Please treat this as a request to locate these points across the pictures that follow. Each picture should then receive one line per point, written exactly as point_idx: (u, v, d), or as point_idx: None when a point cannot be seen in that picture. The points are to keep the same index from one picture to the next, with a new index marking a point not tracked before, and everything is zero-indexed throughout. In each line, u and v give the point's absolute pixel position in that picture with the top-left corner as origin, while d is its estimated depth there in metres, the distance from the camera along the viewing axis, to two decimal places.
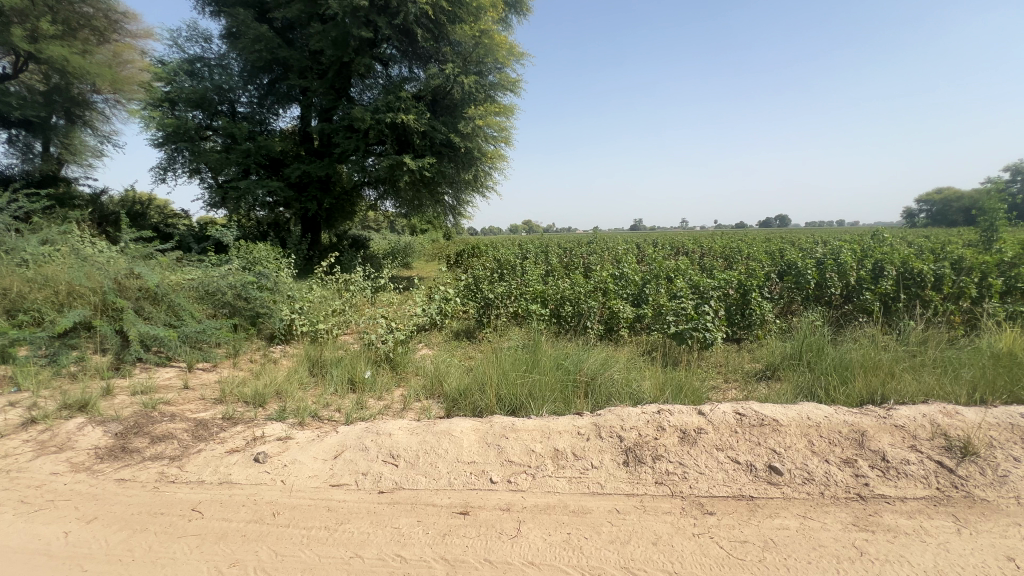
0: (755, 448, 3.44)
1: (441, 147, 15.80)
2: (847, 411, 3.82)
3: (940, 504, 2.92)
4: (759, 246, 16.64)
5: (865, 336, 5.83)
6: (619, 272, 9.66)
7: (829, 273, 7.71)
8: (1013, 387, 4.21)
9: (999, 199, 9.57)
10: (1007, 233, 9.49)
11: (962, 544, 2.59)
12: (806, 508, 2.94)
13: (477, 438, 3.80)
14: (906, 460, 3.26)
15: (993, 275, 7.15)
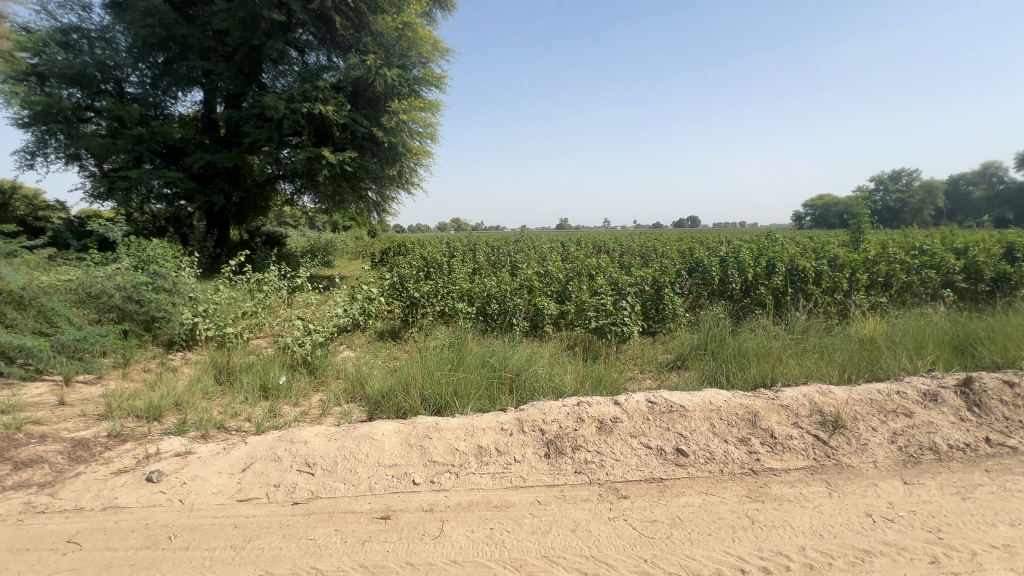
0: (664, 433, 3.70)
1: (363, 141, 15.20)
2: (742, 394, 4.23)
3: (816, 472, 3.33)
4: (672, 245, 17.86)
5: (760, 326, 6.47)
6: (544, 270, 9.91)
7: (731, 270, 8.46)
8: (873, 367, 4.89)
9: (865, 205, 11.04)
10: (871, 235, 10.97)
11: (832, 505, 2.97)
12: (707, 485, 3.21)
13: (400, 440, 3.72)
14: (790, 435, 3.67)
15: (860, 271, 8.25)
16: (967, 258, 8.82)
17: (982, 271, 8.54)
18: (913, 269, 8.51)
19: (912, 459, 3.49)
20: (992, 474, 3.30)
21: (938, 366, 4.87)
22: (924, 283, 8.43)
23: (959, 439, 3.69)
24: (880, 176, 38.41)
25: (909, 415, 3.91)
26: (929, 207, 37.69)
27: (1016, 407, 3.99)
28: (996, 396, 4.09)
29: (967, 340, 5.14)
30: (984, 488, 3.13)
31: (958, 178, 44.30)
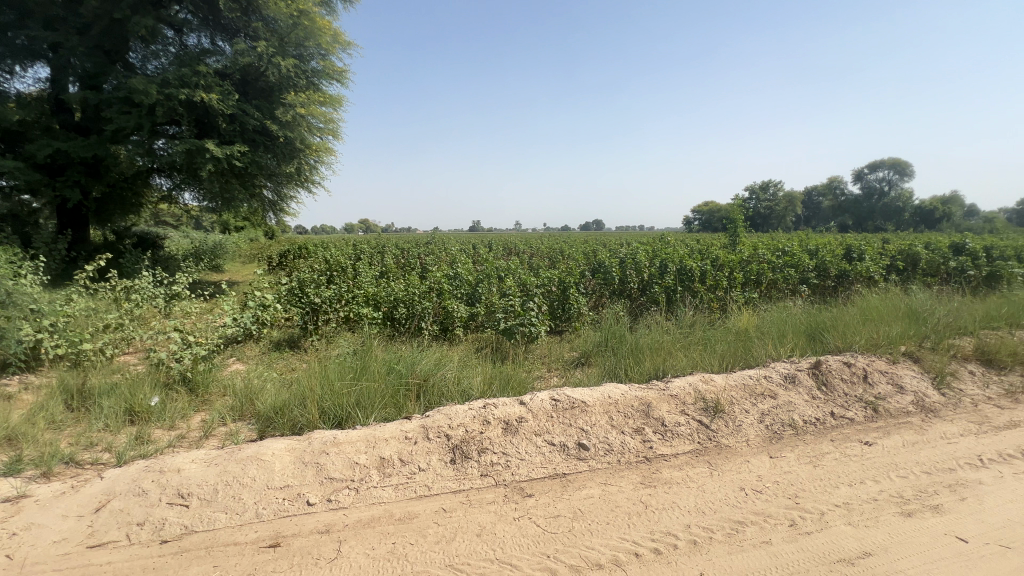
0: (567, 429, 3.83)
1: (254, 135, 13.94)
2: (638, 387, 4.52)
3: (700, 454, 3.65)
4: (578, 247, 18.72)
5: (654, 323, 6.99)
6: (454, 272, 9.82)
7: (629, 270, 9.05)
8: (747, 356, 5.49)
9: (740, 212, 12.43)
10: (745, 238, 12.40)
11: (712, 483, 3.28)
12: (606, 476, 3.38)
13: (292, 458, 3.44)
14: (678, 422, 3.99)
15: (736, 270, 9.26)
16: (818, 258, 10.30)
17: (829, 269, 10.03)
18: (777, 268, 9.75)
19: (776, 435, 3.96)
20: (836, 443, 3.86)
21: (796, 352, 5.61)
22: (786, 280, 9.70)
23: (811, 415, 4.27)
24: (752, 186, 43.65)
25: (774, 397, 4.45)
26: (790, 214, 43.59)
27: (852, 384, 4.73)
28: (839, 376, 4.80)
29: (817, 329, 5.99)
30: (830, 456, 3.65)
31: (811, 190, 51.78)
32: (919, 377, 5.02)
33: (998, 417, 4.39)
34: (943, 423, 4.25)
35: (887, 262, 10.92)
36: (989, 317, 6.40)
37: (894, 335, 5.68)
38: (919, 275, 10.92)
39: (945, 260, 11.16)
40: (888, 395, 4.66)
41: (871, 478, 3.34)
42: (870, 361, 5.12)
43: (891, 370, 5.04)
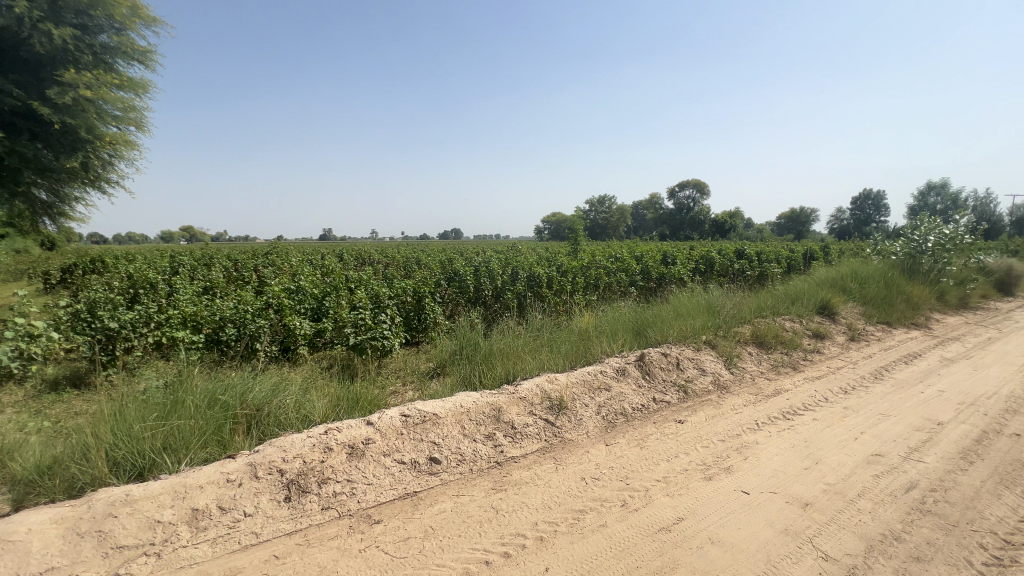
0: (418, 445, 3.72)
1: (13, 117, 10.87)
2: (489, 393, 4.61)
3: (546, 452, 3.86)
4: (435, 256, 18.65)
5: (507, 328, 7.25)
6: (295, 284, 8.89)
7: (483, 278, 9.24)
8: (586, 353, 6.02)
9: (580, 222, 13.68)
10: (585, 246, 13.69)
11: (557, 477, 3.48)
12: (458, 487, 3.35)
13: (62, 530, 2.69)
14: (526, 423, 4.17)
15: (578, 276, 10.14)
16: (642, 264, 11.86)
17: (651, 273, 11.63)
18: (612, 273, 10.95)
19: (611, 424, 4.40)
20: (657, 424, 4.44)
21: (625, 347, 6.34)
22: (619, 283, 10.96)
23: (638, 402, 4.86)
24: (591, 199, 48.69)
25: (608, 389, 4.95)
26: (622, 225, 49.73)
27: (668, 372, 5.50)
28: (658, 365, 5.55)
29: (642, 325, 6.86)
30: (652, 437, 4.17)
31: (638, 205, 59.78)
32: (716, 360, 6.08)
33: (768, 388, 5.54)
34: (732, 397, 5.21)
35: (693, 265, 13.07)
36: (760, 308, 8.08)
37: (698, 327, 6.79)
38: (715, 275, 13.30)
39: (731, 264, 13.81)
40: (694, 377, 5.54)
41: (683, 451, 3.90)
42: (681, 351, 6.03)
43: (696, 356, 6.01)
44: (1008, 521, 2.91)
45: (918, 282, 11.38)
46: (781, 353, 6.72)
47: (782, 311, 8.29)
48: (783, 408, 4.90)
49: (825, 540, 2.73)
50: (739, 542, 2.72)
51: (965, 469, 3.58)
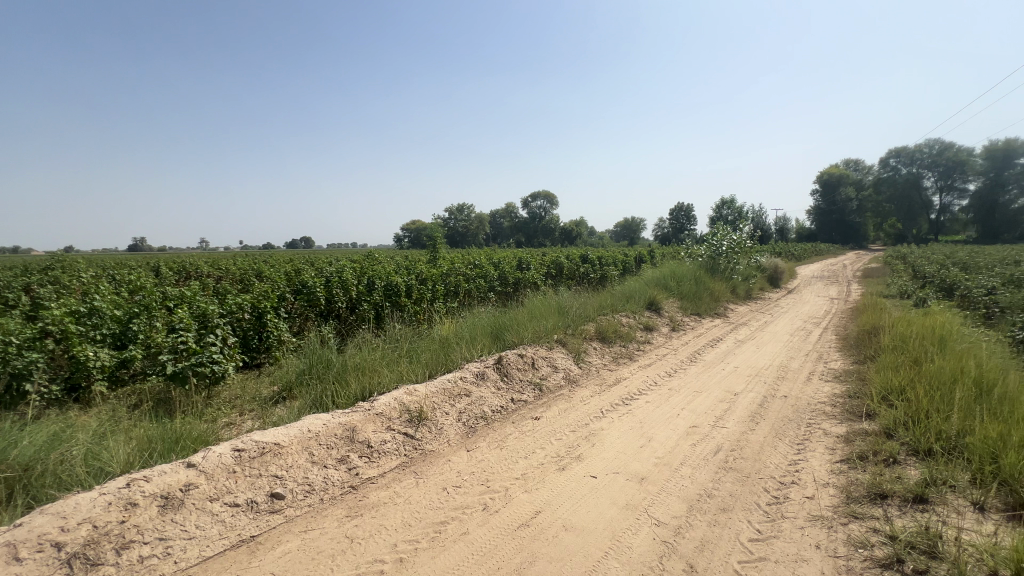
0: (256, 482, 3.26)
1: None
2: (342, 412, 4.27)
3: (406, 467, 3.71)
4: (278, 267, 16.83)
5: (363, 341, 6.84)
6: (83, 303, 7.03)
7: (335, 289, 8.48)
8: (446, 360, 5.99)
9: (437, 230, 13.62)
10: (443, 253, 13.66)
11: (418, 492, 3.36)
12: (307, 521, 3.02)
13: None
14: (384, 439, 3.97)
15: (437, 283, 10.06)
16: (499, 270, 12.29)
17: (508, 278, 12.13)
18: (471, 280, 11.12)
19: (472, 429, 4.43)
20: (515, 424, 4.60)
21: (484, 351, 6.46)
22: (479, 289, 11.20)
23: (498, 404, 4.99)
24: (450, 207, 49.08)
25: (468, 395, 4.98)
26: (481, 233, 51.18)
27: (524, 372, 5.76)
28: (515, 366, 5.78)
29: (499, 329, 7.07)
30: (511, 436, 4.30)
31: (495, 213, 62.08)
32: (566, 357, 6.57)
33: (610, 378, 6.17)
34: (581, 389, 5.67)
35: (546, 270, 13.98)
36: (602, 307, 8.98)
37: (550, 327, 7.26)
38: (564, 278, 14.43)
39: (578, 268, 15.14)
40: (548, 375, 5.90)
41: (539, 446, 4.10)
42: (536, 350, 6.38)
43: (549, 355, 6.42)
44: (781, 465, 3.67)
45: (718, 279, 13.87)
46: (619, 346, 7.56)
47: (619, 308, 9.34)
48: (622, 395, 5.50)
49: (657, 507, 3.11)
50: (589, 524, 2.94)
51: (753, 429, 4.43)
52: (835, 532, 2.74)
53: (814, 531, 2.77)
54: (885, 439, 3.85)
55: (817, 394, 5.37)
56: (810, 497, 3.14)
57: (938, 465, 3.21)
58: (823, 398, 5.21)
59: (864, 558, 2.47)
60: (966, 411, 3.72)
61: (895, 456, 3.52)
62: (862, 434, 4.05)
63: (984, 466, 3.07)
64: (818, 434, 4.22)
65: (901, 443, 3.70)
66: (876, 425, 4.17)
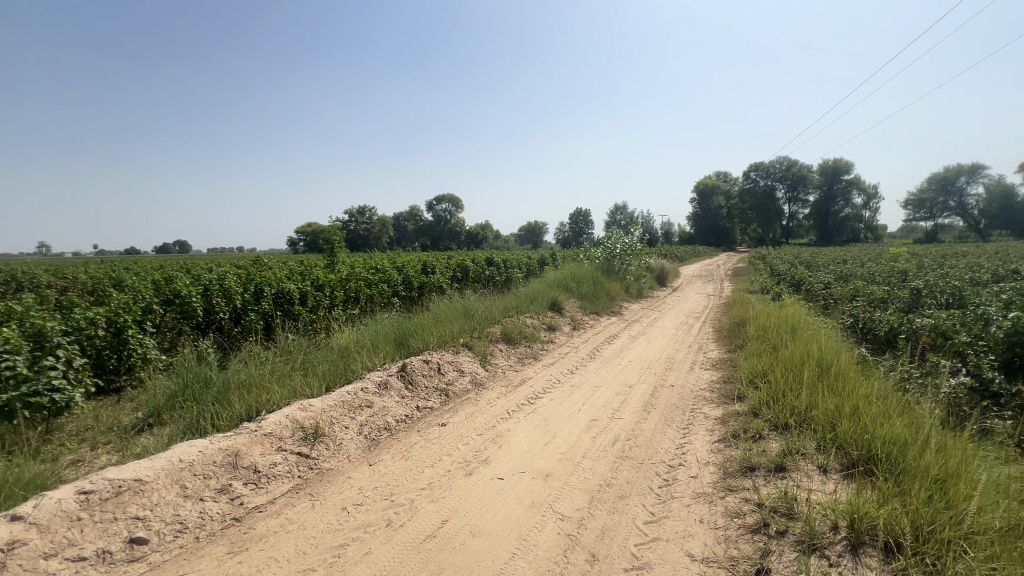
0: (110, 527, 2.77)
1: None
2: (223, 436, 3.82)
3: (300, 489, 3.41)
4: (142, 275, 14.64)
5: (249, 354, 6.17)
6: None
7: (216, 299, 7.39)
8: (346, 371, 5.64)
9: (335, 234, 12.75)
10: (342, 257, 12.81)
11: (314, 515, 3.11)
12: (178, 565, 2.64)
13: None
14: (274, 462, 3.61)
15: (336, 289, 9.41)
16: (403, 274, 11.88)
17: (412, 283, 11.78)
18: (373, 284, 10.62)
19: (374, 441, 4.21)
20: (421, 432, 4.47)
21: (387, 359, 6.20)
22: (381, 295, 10.74)
23: (402, 413, 4.81)
24: (350, 209, 46.59)
25: (370, 406, 4.73)
26: (384, 236, 49.36)
27: (429, 378, 5.63)
28: (420, 373, 5.62)
29: (404, 335, 6.84)
30: (417, 445, 4.17)
31: (399, 216, 60.23)
32: (472, 360, 6.55)
33: (516, 378, 6.27)
34: (487, 392, 5.69)
35: (451, 273, 13.84)
36: (507, 308, 9.11)
37: (456, 331, 7.19)
38: (470, 282, 14.40)
39: (483, 271, 15.20)
40: (454, 380, 5.84)
41: (445, 453, 4.03)
42: (441, 356, 6.27)
43: (455, 359, 6.35)
44: (670, 450, 3.99)
45: (613, 279, 14.82)
46: (524, 346, 7.73)
47: (524, 309, 9.54)
48: (527, 394, 5.61)
49: (561, 502, 3.20)
50: (497, 527, 2.94)
51: (646, 418, 4.77)
52: (715, 505, 3.04)
53: (698, 507, 3.04)
54: (752, 418, 4.37)
55: (698, 382, 5.95)
56: (694, 477, 3.46)
57: (792, 437, 3.71)
58: (703, 385, 5.78)
59: (739, 526, 2.77)
60: (811, 388, 4.36)
61: (760, 432, 4.01)
62: (734, 415, 4.56)
63: (825, 434, 3.61)
64: (699, 418, 4.67)
65: (764, 420, 4.24)
66: (745, 405, 4.72)
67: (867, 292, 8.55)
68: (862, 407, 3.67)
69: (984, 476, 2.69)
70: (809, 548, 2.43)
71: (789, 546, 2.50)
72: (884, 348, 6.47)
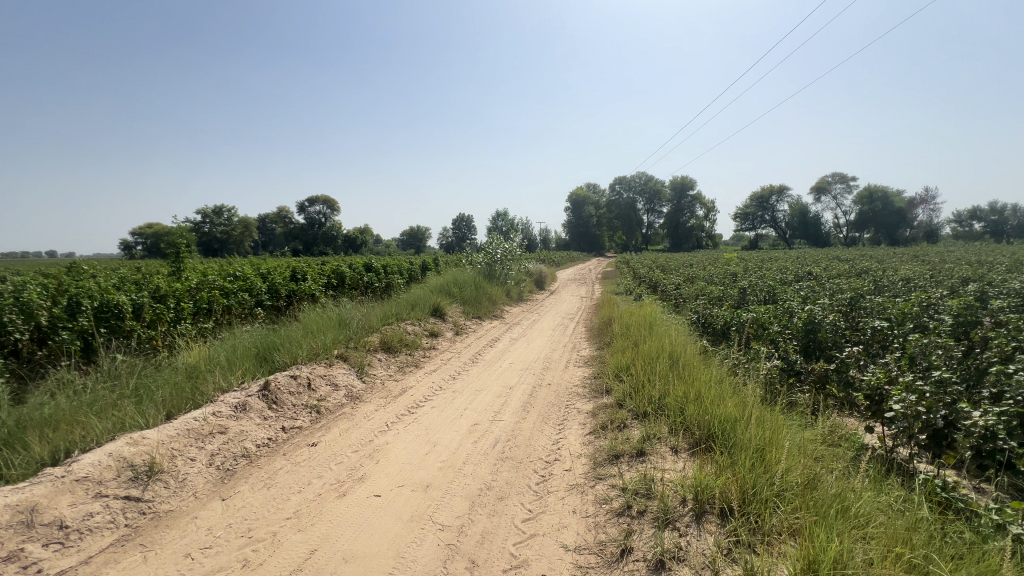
0: None
1: None
2: (12, 489, 3.02)
3: (127, 541, 2.85)
4: None
5: (57, 383, 4.96)
6: None
7: (8, 316, 5.78)
8: (193, 394, 4.87)
9: (183, 235, 10.84)
10: (190, 262, 10.92)
11: (147, 569, 2.63)
12: None
13: None
14: (89, 513, 2.96)
15: (184, 300, 8.04)
16: (269, 281, 10.65)
17: (279, 291, 10.61)
18: (231, 293, 9.35)
19: (229, 472, 3.70)
20: (287, 455, 4.05)
21: (247, 377, 5.52)
22: (242, 305, 9.48)
23: (264, 436, 4.31)
24: (203, 208, 40.84)
25: (223, 432, 4.16)
26: (246, 239, 44.18)
27: (298, 395, 5.14)
28: (286, 391, 5.10)
29: (267, 348, 6.15)
30: (281, 471, 3.77)
31: (264, 217, 54.46)
32: (348, 373, 6.14)
33: (396, 388, 6.04)
34: (365, 405, 5.38)
35: (325, 279, 12.84)
36: (386, 316, 8.73)
37: (329, 342, 6.68)
38: (347, 289, 13.52)
39: (361, 277, 14.39)
40: (327, 395, 5.41)
41: (315, 475, 3.71)
42: (312, 370, 5.76)
43: (328, 373, 5.89)
44: (546, 447, 4.18)
45: (495, 284, 15.15)
46: (405, 354, 7.50)
47: (405, 316, 9.23)
48: (408, 404, 5.43)
49: (442, 512, 3.14)
50: (373, 548, 2.78)
51: (524, 417, 4.94)
52: (586, 495, 3.25)
53: (571, 499, 3.22)
54: (618, 409, 4.77)
55: (572, 379, 6.34)
56: (567, 470, 3.66)
57: (650, 424, 4.13)
58: (576, 382, 6.17)
59: (606, 511, 2.99)
60: (665, 378, 4.91)
61: (624, 422, 4.40)
62: (603, 408, 4.94)
63: (676, 418, 4.09)
64: (573, 413, 4.97)
65: (628, 410, 4.66)
66: (612, 398, 5.15)
67: (707, 292, 9.95)
68: (704, 392, 4.22)
69: (789, 441, 3.27)
70: (663, 522, 2.72)
71: (648, 523, 2.76)
72: (720, 339, 7.57)
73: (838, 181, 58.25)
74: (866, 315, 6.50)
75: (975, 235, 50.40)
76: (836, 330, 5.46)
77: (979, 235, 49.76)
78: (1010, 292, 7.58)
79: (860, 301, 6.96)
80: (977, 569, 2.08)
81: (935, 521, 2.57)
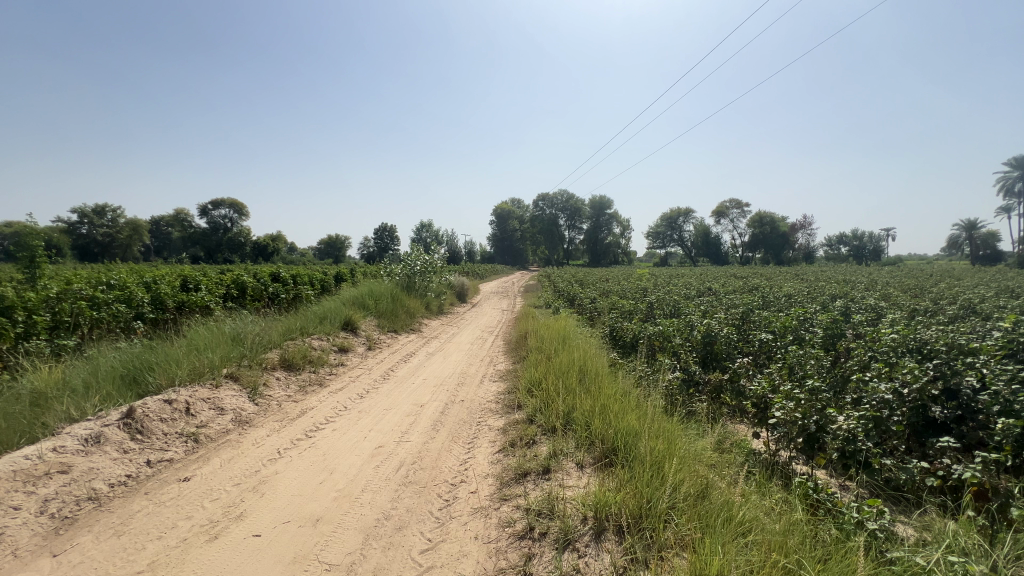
0: None
1: None
2: None
3: None
4: None
5: None
6: None
7: None
8: (31, 428, 4.07)
9: (40, 236, 9.13)
10: (48, 268, 9.23)
11: None
12: None
13: None
14: None
15: (37, 313, 6.76)
16: (152, 291, 9.33)
17: (165, 302, 9.32)
18: (104, 305, 8.05)
19: (66, 520, 3.10)
20: (148, 494, 3.49)
21: (107, 404, 4.74)
22: (116, 318, 8.16)
23: (121, 474, 3.69)
24: (81, 207, 35.87)
25: (65, 472, 3.50)
26: (136, 244, 39.29)
27: (170, 422, 4.50)
28: (156, 418, 4.45)
29: (137, 369, 5.34)
30: (139, 514, 3.23)
31: (157, 219, 48.95)
32: (237, 395, 5.51)
33: (294, 410, 5.52)
34: (254, 430, 4.84)
35: (223, 290, 11.62)
36: (289, 331, 8.04)
37: (217, 360, 5.96)
38: (249, 300, 12.34)
39: (266, 288, 13.24)
40: (209, 421, 4.80)
41: (182, 517, 3.21)
42: (192, 393, 5.09)
43: (213, 396, 5.24)
44: (453, 468, 4.00)
45: (414, 296, 14.74)
46: (308, 372, 6.93)
47: (311, 330, 8.57)
48: (305, 427, 4.97)
49: (330, 550, 2.84)
50: None
51: (433, 437, 4.72)
52: (489, 518, 3.12)
53: (474, 523, 3.07)
54: (528, 425, 4.73)
55: (486, 395, 6.22)
56: (473, 492, 3.52)
57: (558, 439, 4.12)
58: (489, 397, 6.06)
59: (509, 536, 2.88)
60: (574, 392, 4.95)
61: (533, 438, 4.36)
62: (514, 424, 4.87)
63: (582, 433, 4.12)
64: (483, 431, 4.84)
65: (538, 426, 4.63)
66: (523, 413, 5.10)
67: (618, 306, 10.39)
68: (610, 405, 4.30)
69: (684, 451, 3.41)
70: (564, 544, 2.67)
71: (548, 546, 2.70)
72: (629, 352, 7.89)
73: (734, 207, 64.62)
74: (755, 328, 7.10)
75: (839, 258, 58.52)
76: (729, 342, 5.88)
77: (843, 258, 57.88)
78: (866, 309, 8.73)
79: (749, 316, 7.62)
80: (839, 568, 2.24)
81: (807, 522, 2.77)
